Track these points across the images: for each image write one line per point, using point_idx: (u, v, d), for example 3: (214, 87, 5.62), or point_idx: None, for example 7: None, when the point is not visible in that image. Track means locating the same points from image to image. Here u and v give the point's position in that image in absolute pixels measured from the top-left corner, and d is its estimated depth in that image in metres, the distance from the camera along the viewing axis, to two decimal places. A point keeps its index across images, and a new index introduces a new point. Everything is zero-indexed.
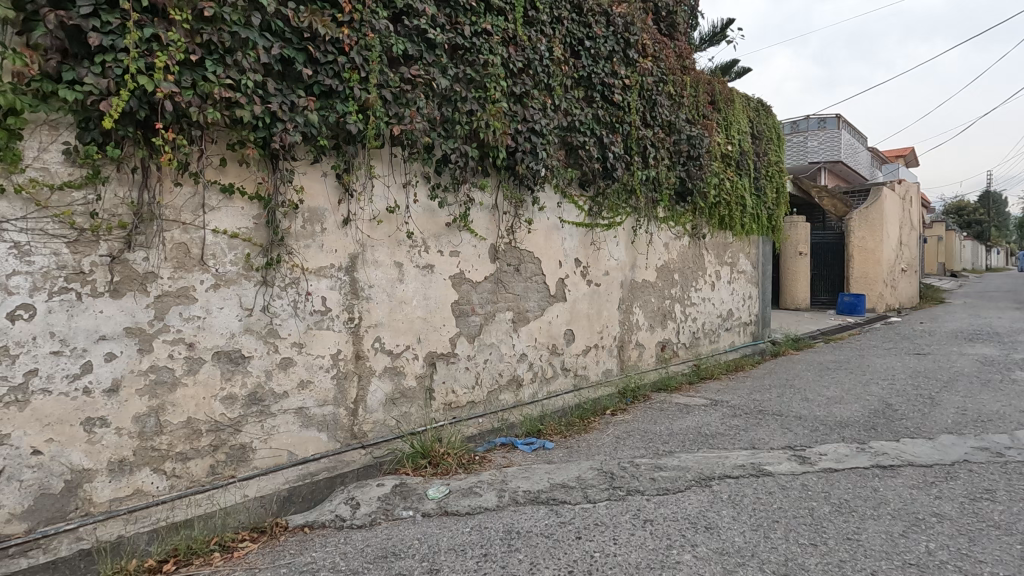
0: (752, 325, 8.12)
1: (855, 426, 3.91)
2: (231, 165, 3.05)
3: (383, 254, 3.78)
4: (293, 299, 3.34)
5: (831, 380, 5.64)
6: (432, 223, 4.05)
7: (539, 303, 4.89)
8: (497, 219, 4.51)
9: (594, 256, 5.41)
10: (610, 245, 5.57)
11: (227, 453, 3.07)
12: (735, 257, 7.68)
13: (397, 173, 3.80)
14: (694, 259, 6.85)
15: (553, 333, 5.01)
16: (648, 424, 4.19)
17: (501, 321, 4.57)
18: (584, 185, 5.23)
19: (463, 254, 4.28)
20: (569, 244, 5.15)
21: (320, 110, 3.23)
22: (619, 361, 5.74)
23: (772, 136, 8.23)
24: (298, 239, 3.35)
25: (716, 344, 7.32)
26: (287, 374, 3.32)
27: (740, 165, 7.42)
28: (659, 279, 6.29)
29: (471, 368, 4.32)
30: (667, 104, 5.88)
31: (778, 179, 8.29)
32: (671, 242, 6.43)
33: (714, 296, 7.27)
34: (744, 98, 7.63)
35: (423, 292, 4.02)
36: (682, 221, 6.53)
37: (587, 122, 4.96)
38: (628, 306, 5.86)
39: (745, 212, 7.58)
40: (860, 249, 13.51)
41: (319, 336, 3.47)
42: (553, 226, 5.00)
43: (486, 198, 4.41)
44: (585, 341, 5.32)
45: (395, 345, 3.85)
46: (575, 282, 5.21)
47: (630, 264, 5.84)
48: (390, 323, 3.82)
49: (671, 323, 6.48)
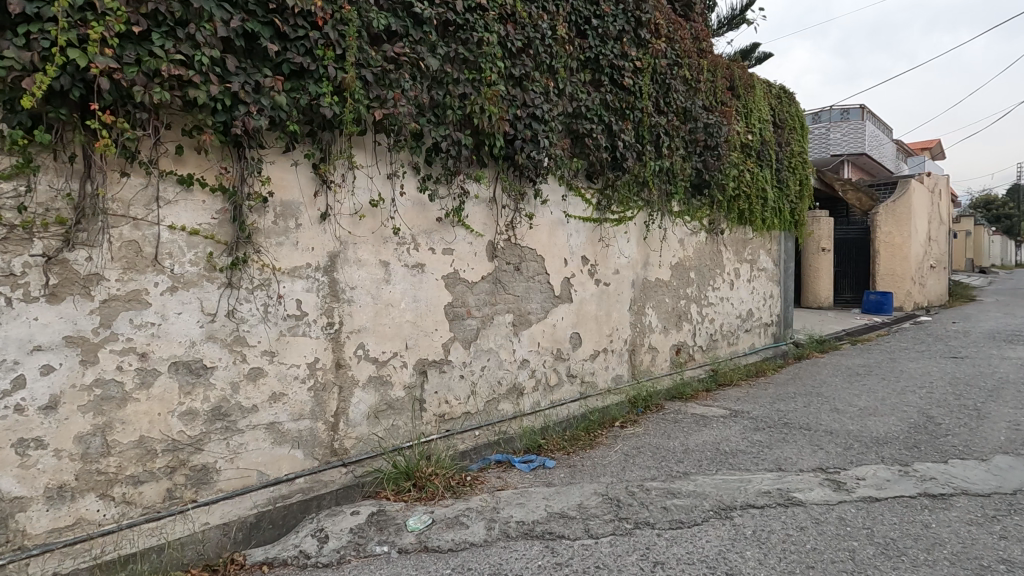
0: (774, 326, 7.66)
1: (895, 445, 3.47)
2: (189, 154, 2.73)
3: (367, 252, 3.43)
4: (262, 302, 3.01)
5: (862, 388, 5.18)
6: (421, 218, 3.70)
7: (542, 305, 4.52)
8: (495, 213, 4.14)
9: (602, 254, 5.02)
10: (620, 241, 5.17)
11: (186, 475, 2.75)
12: (756, 254, 7.23)
13: (381, 163, 3.46)
14: (711, 257, 6.42)
15: (558, 337, 4.63)
16: (661, 439, 3.79)
17: (500, 325, 4.21)
18: (591, 177, 4.84)
19: (458, 252, 3.93)
20: (575, 240, 4.77)
21: (290, 92, 2.89)
22: (630, 366, 5.34)
23: (795, 125, 7.75)
24: (268, 236, 3.02)
25: (735, 346, 6.88)
26: (257, 386, 2.99)
27: (761, 155, 6.96)
28: (674, 278, 5.88)
29: (466, 377, 3.97)
30: (682, 89, 5.46)
31: (801, 170, 7.80)
32: (686, 239, 6.01)
33: (733, 296, 6.83)
34: (765, 84, 7.16)
35: (412, 294, 3.67)
36: (698, 216, 6.10)
37: (594, 108, 4.57)
38: (641, 307, 5.46)
39: (766, 206, 7.12)
40: (888, 244, 12.90)
41: (294, 343, 3.14)
42: (557, 221, 4.62)
43: (483, 191, 4.05)
44: (593, 345, 4.93)
45: (381, 352, 3.51)
46: (582, 281, 4.83)
47: (642, 262, 5.44)
48: (375, 328, 3.48)
49: (687, 324, 6.07)
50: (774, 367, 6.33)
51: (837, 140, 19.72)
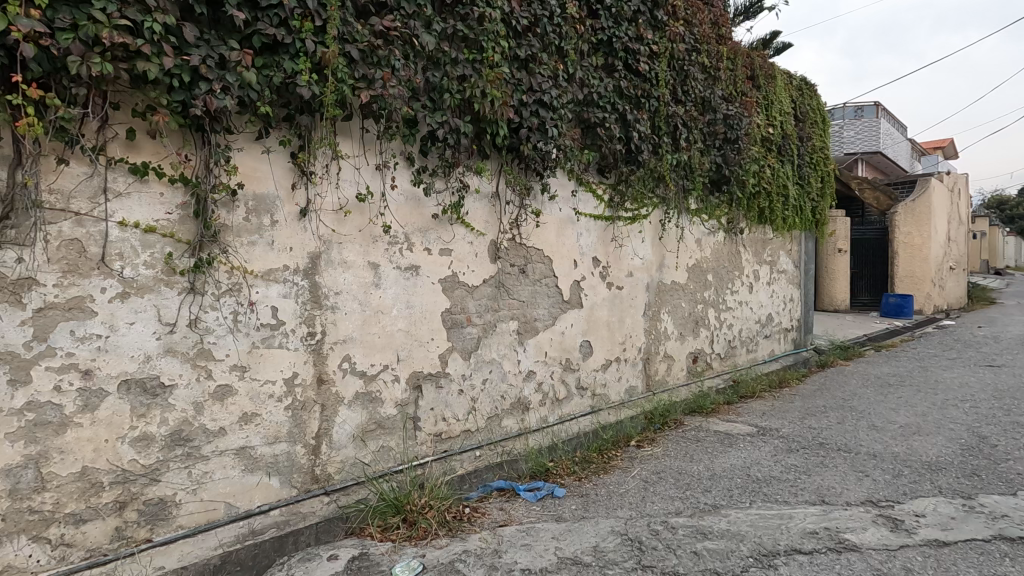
0: (794, 331, 7.24)
1: (952, 473, 3.06)
2: (142, 139, 2.36)
3: (353, 253, 3.05)
4: (231, 310, 2.64)
5: (898, 401, 4.76)
6: (416, 215, 3.31)
7: (550, 310, 4.13)
8: (498, 210, 3.76)
9: (615, 255, 4.63)
10: (634, 241, 4.78)
11: (139, 511, 2.38)
12: (776, 255, 6.82)
13: (370, 152, 3.08)
14: (729, 258, 6.02)
15: (567, 345, 4.24)
16: (683, 462, 3.40)
17: (504, 333, 3.82)
18: (603, 171, 4.46)
19: (456, 253, 3.54)
20: (585, 240, 4.38)
21: (262, 69, 2.51)
22: (644, 377, 4.95)
23: (817, 118, 7.33)
24: (238, 234, 2.65)
25: (754, 353, 6.47)
26: (225, 406, 2.62)
27: (783, 150, 6.54)
28: (691, 281, 5.48)
29: (466, 391, 3.58)
30: (701, 77, 5.06)
31: (823, 167, 7.38)
32: (704, 239, 5.61)
33: (752, 300, 6.43)
34: (786, 74, 6.74)
35: (405, 300, 3.29)
36: (716, 214, 5.70)
37: (607, 95, 4.18)
38: (656, 313, 5.06)
39: (787, 204, 6.71)
40: (907, 244, 12.40)
41: (269, 356, 2.76)
42: (566, 219, 4.23)
43: (485, 185, 3.66)
44: (605, 355, 4.54)
45: (370, 365, 3.13)
46: (592, 284, 4.44)
47: (657, 264, 5.04)
48: (363, 338, 3.11)
49: (704, 331, 5.67)
50: (797, 376, 5.92)
51: (850, 138, 19.24)
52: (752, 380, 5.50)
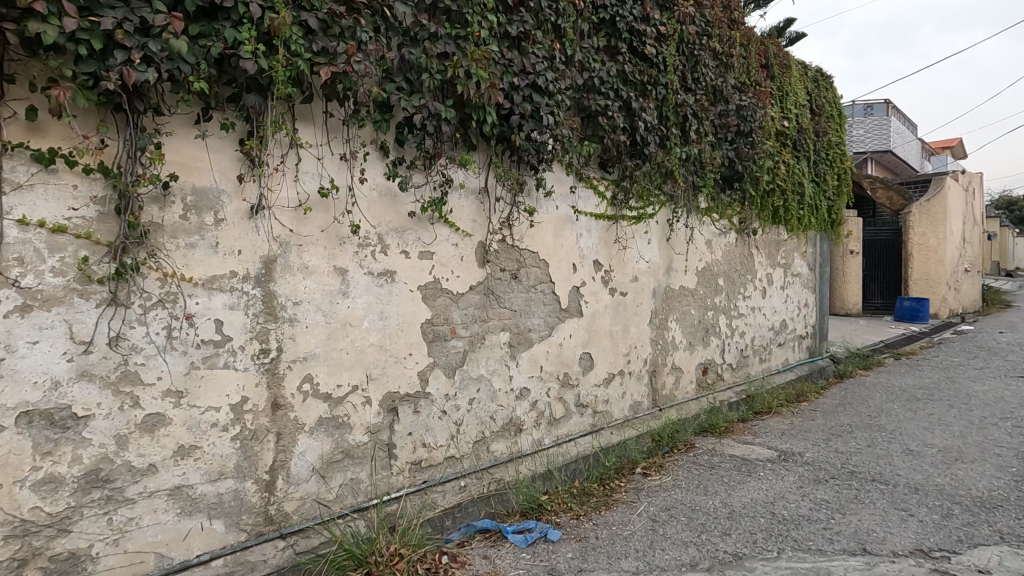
0: (809, 338, 6.81)
1: (1011, 514, 2.63)
2: (47, 119, 1.95)
3: (315, 256, 2.64)
4: (165, 325, 2.23)
5: (930, 418, 4.32)
6: (391, 213, 2.90)
7: (545, 320, 3.72)
8: (487, 208, 3.35)
9: (618, 258, 4.21)
10: (638, 243, 4.37)
11: (44, 569, 1.98)
12: (790, 257, 6.39)
13: (336, 140, 2.67)
14: (741, 261, 5.59)
15: (565, 358, 3.83)
16: (697, 496, 2.98)
17: (493, 345, 3.41)
18: (605, 165, 4.04)
19: (439, 256, 3.13)
20: (584, 242, 3.97)
21: (196, 37, 2.10)
22: (650, 391, 4.53)
23: (833, 112, 6.91)
24: (173, 235, 2.24)
25: (767, 363, 6.05)
26: (155, 439, 2.21)
27: (798, 146, 6.11)
28: (700, 286, 5.06)
29: (450, 412, 3.17)
30: (712, 64, 4.64)
31: (839, 164, 6.94)
32: (714, 240, 5.19)
33: (765, 305, 6.00)
34: (801, 65, 6.32)
35: (378, 310, 2.88)
36: (727, 214, 5.28)
37: (610, 80, 3.76)
38: (663, 321, 4.64)
39: (802, 203, 6.28)
40: (921, 246, 11.99)
41: (212, 378, 2.35)
42: (564, 218, 3.82)
43: (472, 179, 3.25)
44: (607, 368, 4.13)
45: (336, 386, 2.72)
46: (593, 291, 4.03)
47: (664, 268, 4.63)
48: (328, 354, 2.70)
49: (715, 340, 5.24)
50: (815, 388, 5.49)
51: (859, 137, 18.77)
52: (767, 393, 5.07)
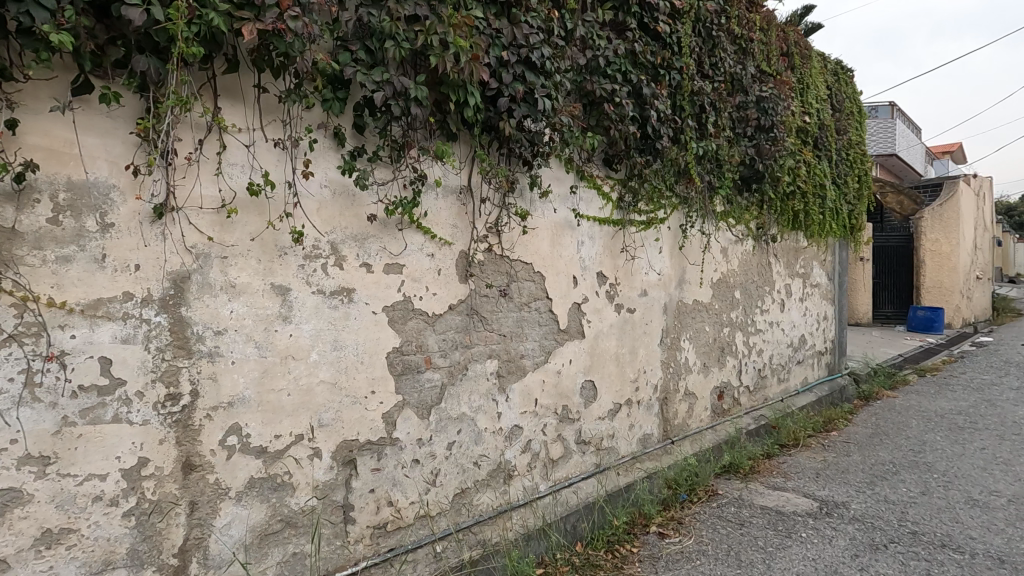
0: (828, 355, 6.25)
1: None
2: None
3: (246, 272, 2.07)
4: (23, 369, 1.64)
5: (985, 454, 3.75)
6: (347, 217, 2.33)
7: (541, 344, 3.15)
8: (470, 211, 2.77)
9: (623, 269, 3.65)
10: (648, 252, 3.81)
11: None
12: (809, 266, 5.84)
13: (272, 124, 2.09)
14: (759, 271, 5.03)
15: (563, 388, 3.26)
16: (729, 569, 2.39)
17: (478, 377, 2.83)
18: (611, 162, 3.48)
19: (409, 270, 2.55)
20: (585, 251, 3.41)
21: None
22: (661, 421, 3.96)
23: (853, 109, 6.37)
24: (36, 245, 1.66)
25: (786, 383, 5.49)
26: (6, 526, 1.61)
27: (819, 144, 5.55)
28: (716, 299, 4.50)
29: (423, 461, 2.59)
30: (730, 48, 4.09)
31: (860, 165, 6.40)
32: (730, 249, 4.64)
33: (784, 320, 5.45)
34: (821, 56, 5.78)
35: (331, 338, 2.30)
36: (745, 219, 4.72)
37: (617, 61, 3.20)
38: (675, 341, 4.08)
39: (822, 206, 5.73)
40: (933, 253, 11.40)
41: (95, 437, 1.76)
42: (562, 222, 3.25)
43: (451, 176, 2.67)
44: (611, 397, 3.56)
45: (273, 437, 2.13)
46: (596, 308, 3.46)
47: (676, 280, 4.07)
48: (263, 397, 2.11)
49: (731, 360, 4.68)
50: (842, 413, 4.93)
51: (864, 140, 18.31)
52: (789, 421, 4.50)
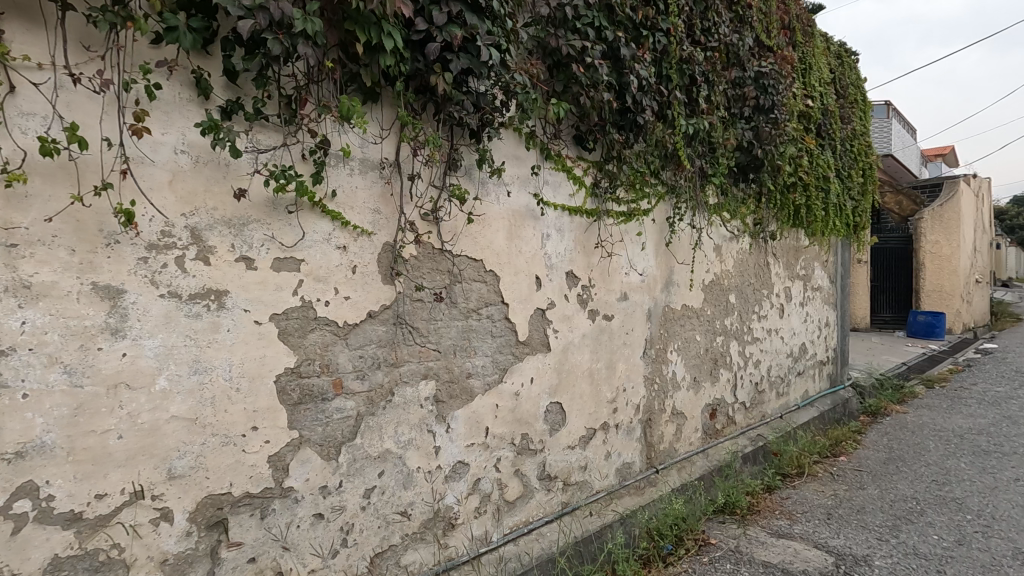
0: (830, 365, 5.70)
1: None
2: None
3: (48, 266, 1.46)
4: None
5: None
6: (215, 194, 1.74)
7: (494, 359, 2.56)
8: (397, 192, 2.18)
9: (599, 269, 3.07)
10: (628, 248, 3.24)
11: None
12: (810, 268, 5.30)
13: (88, 59, 1.49)
14: (756, 273, 4.48)
15: (523, 413, 2.67)
16: None
17: (408, 403, 2.23)
18: (583, 140, 2.91)
19: (311, 267, 1.96)
20: (551, 246, 2.83)
21: None
22: (644, 448, 3.39)
23: (858, 96, 5.85)
24: None
25: (785, 398, 4.94)
26: None
27: (825, 132, 4.99)
28: (708, 305, 3.94)
29: (330, 517, 1.99)
30: (725, 13, 3.53)
31: (865, 157, 5.87)
32: (725, 247, 4.08)
33: (783, 327, 4.90)
34: (824, 35, 5.24)
35: (190, 358, 1.70)
36: (741, 213, 4.16)
37: (589, 13, 2.62)
38: (661, 353, 3.51)
39: (826, 202, 5.18)
40: (933, 256, 10.93)
41: None
42: (521, 211, 2.67)
43: (369, 146, 2.09)
44: (583, 422, 2.98)
45: (92, 499, 1.53)
46: (564, 316, 2.88)
47: (662, 282, 3.50)
48: (78, 443, 1.51)
49: (725, 374, 4.12)
50: (849, 433, 4.38)
51: None
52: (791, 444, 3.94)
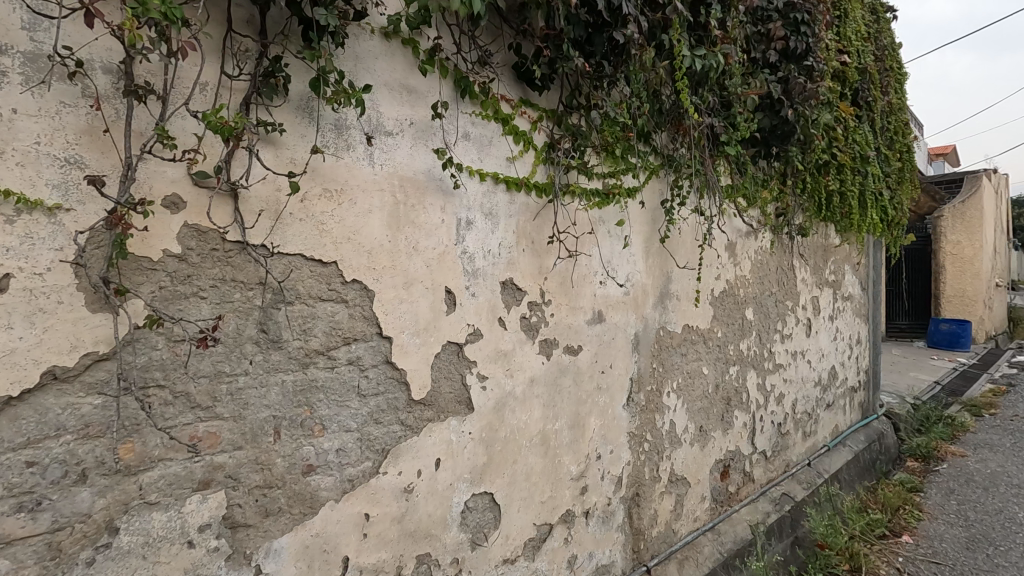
0: (861, 392, 4.66)
1: None
2: None
3: None
4: None
5: None
6: None
7: (362, 436, 1.48)
8: (123, 127, 1.10)
9: (557, 277, 2.00)
10: (603, 245, 2.18)
11: None
12: (840, 273, 4.25)
13: None
14: (779, 279, 3.42)
15: (420, 521, 1.59)
16: None
17: (156, 544, 1.14)
18: (526, 72, 1.85)
19: None
20: (475, 239, 1.75)
21: None
22: (629, 539, 2.31)
23: (895, 63, 4.79)
24: None
25: (813, 438, 3.88)
26: None
27: (865, 100, 3.93)
28: (720, 325, 2.87)
29: None
30: None
31: (904, 137, 4.82)
32: (740, 246, 3.02)
33: (811, 349, 3.84)
34: None
35: None
36: (760, 200, 3.11)
37: None
38: (654, 398, 2.44)
39: (867, 190, 4.11)
40: (953, 254, 9.82)
41: None
42: (416, 181, 1.59)
43: (46, 28, 1.02)
44: (531, 516, 1.90)
45: None
46: (498, 352, 1.80)
47: (654, 295, 2.43)
48: None
49: (741, 417, 3.06)
50: (902, 496, 3.42)
51: None
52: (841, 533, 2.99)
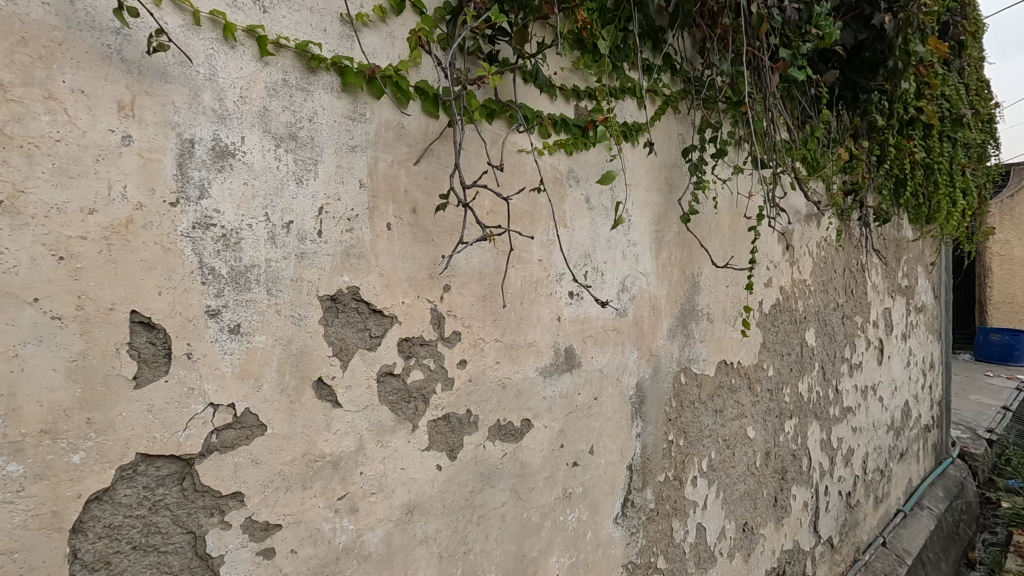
0: (935, 431, 3.58)
1: None
2: None
3: None
4: None
5: None
6: None
7: None
8: None
9: (470, 286, 0.97)
10: (572, 221, 1.15)
11: None
12: (912, 276, 3.19)
13: None
14: (846, 285, 2.37)
15: None
16: None
17: None
18: None
19: None
20: (242, 191, 0.72)
21: None
22: None
23: None
24: None
25: (887, 505, 2.81)
26: None
27: (957, 40, 2.86)
28: (772, 357, 1.83)
29: None
30: None
31: (988, 101, 3.73)
32: (797, 235, 1.97)
33: (883, 382, 2.78)
34: None
35: None
36: (828, 165, 2.06)
37: None
38: (671, 495, 1.40)
39: (955, 163, 3.03)
40: (1001, 258, 8.46)
41: None
42: (4, 18, 0.56)
43: None
44: None
45: None
46: (312, 466, 0.77)
47: (669, 314, 1.40)
48: None
49: (800, 495, 2.01)
50: None
51: None
52: None
